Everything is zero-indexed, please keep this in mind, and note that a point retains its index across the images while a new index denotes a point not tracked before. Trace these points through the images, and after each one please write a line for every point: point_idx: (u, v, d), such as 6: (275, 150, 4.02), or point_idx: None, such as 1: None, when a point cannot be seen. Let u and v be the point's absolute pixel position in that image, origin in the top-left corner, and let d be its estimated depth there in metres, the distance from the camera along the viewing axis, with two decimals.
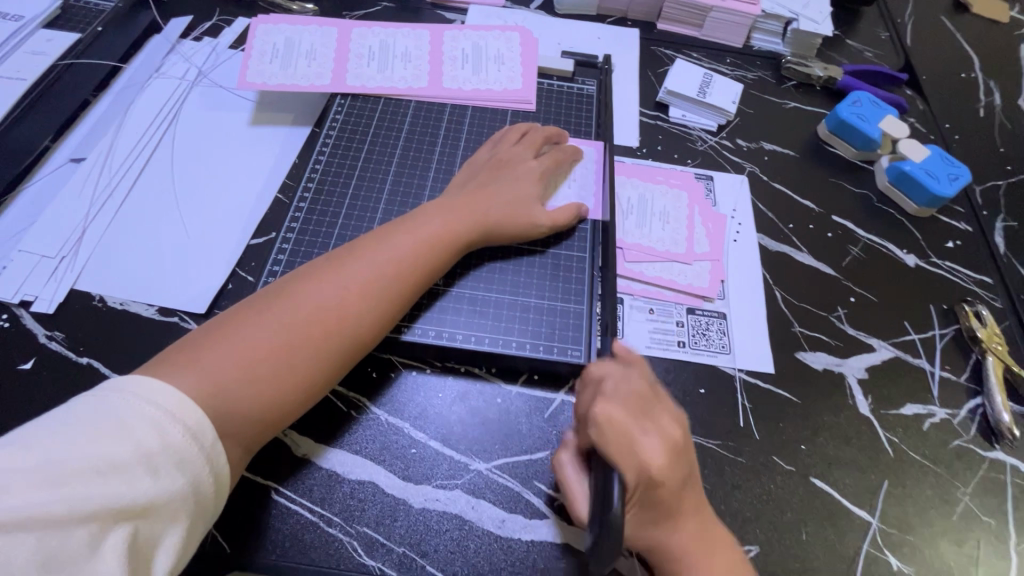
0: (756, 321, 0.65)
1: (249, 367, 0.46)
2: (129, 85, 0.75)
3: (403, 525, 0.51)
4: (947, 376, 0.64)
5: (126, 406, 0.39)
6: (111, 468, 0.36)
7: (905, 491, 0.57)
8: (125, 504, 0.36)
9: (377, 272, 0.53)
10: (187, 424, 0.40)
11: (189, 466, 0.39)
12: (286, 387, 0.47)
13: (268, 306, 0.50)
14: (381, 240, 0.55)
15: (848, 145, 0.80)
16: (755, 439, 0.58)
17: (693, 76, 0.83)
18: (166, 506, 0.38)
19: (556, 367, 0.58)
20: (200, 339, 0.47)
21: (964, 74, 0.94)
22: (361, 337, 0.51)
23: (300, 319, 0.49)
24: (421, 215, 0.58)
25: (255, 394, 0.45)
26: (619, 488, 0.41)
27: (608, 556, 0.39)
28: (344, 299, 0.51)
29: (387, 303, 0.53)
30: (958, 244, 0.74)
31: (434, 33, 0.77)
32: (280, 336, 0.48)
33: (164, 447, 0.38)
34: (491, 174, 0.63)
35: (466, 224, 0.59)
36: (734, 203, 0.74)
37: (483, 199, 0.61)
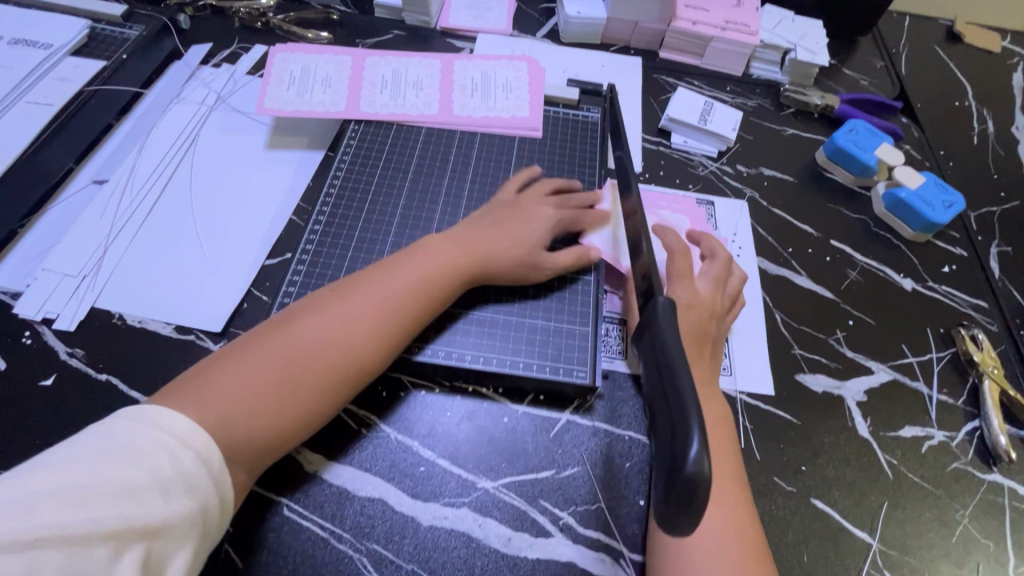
0: (757, 343, 0.66)
1: (252, 402, 0.47)
2: (150, 110, 0.77)
3: (412, 542, 0.52)
4: (944, 399, 0.65)
5: (142, 432, 0.41)
6: (127, 490, 0.38)
7: (904, 513, 0.58)
8: (143, 526, 0.38)
9: (381, 311, 0.54)
10: (198, 450, 0.42)
11: (199, 489, 0.41)
12: (290, 419, 0.48)
13: (272, 341, 0.50)
14: (384, 277, 0.56)
15: (846, 171, 0.82)
16: (756, 459, 0.59)
17: (694, 104, 0.86)
18: (180, 527, 0.39)
19: (562, 388, 0.59)
20: (203, 370, 0.48)
21: (958, 102, 0.97)
22: (360, 371, 0.52)
23: (302, 355, 0.50)
24: (425, 246, 0.59)
25: (258, 425, 0.47)
26: (700, 445, 0.34)
27: (699, 500, 0.33)
28: (347, 338, 0.51)
29: (388, 343, 0.53)
30: (954, 269, 0.76)
31: (445, 63, 0.80)
32: (280, 371, 0.49)
33: (177, 471, 0.40)
34: (507, 215, 0.64)
35: (468, 265, 0.59)
36: (734, 227, 0.76)
37: (489, 229, 0.62)
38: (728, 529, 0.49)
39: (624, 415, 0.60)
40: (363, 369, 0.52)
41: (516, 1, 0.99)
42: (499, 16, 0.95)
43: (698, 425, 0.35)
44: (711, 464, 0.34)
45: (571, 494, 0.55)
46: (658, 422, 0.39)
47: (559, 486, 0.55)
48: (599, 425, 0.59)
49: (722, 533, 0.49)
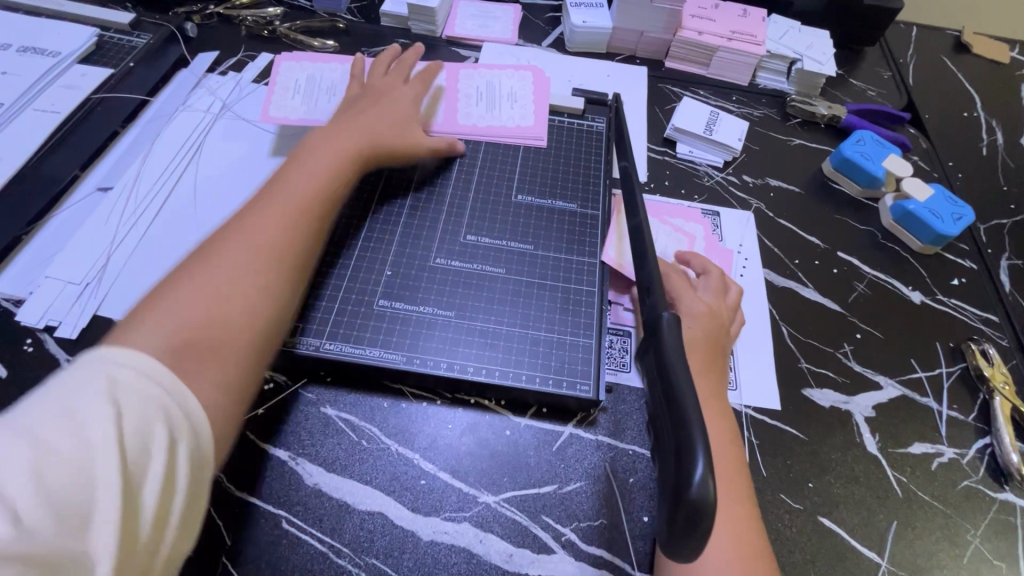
0: (763, 357, 0.65)
1: (189, 301, 0.46)
2: (156, 117, 0.78)
3: (411, 557, 0.51)
4: (954, 415, 0.64)
5: (76, 367, 0.37)
6: (74, 414, 0.34)
7: (914, 531, 0.57)
8: (105, 439, 0.34)
9: (286, 195, 0.56)
10: (140, 365, 0.38)
11: (156, 397, 0.37)
12: (236, 301, 0.48)
13: (193, 260, 0.50)
14: (284, 175, 0.59)
15: (853, 183, 0.82)
16: (762, 475, 0.58)
17: (699, 114, 0.85)
18: (150, 433, 0.36)
19: (565, 401, 0.59)
20: (129, 319, 0.45)
21: (967, 113, 0.96)
22: (291, 245, 0.53)
23: (225, 251, 0.50)
24: (315, 147, 0.62)
25: (210, 321, 0.45)
26: (705, 466, 0.33)
27: (704, 526, 0.33)
28: (266, 223, 0.53)
29: (305, 213, 0.55)
30: (963, 282, 0.75)
31: (450, 72, 0.80)
32: (208, 269, 0.48)
33: (123, 383, 0.36)
34: (356, 111, 0.68)
35: (354, 145, 0.64)
36: (740, 238, 0.75)
37: (365, 124, 0.66)
38: (735, 548, 0.48)
39: (628, 429, 0.59)
40: (292, 240, 0.53)
41: (521, 10, 0.99)
42: (504, 26, 0.95)
43: (703, 448, 0.34)
44: (716, 489, 0.33)
45: (573, 510, 0.54)
46: (663, 442, 0.38)
47: (562, 501, 0.55)
48: (602, 439, 0.58)
49: (728, 552, 0.48)
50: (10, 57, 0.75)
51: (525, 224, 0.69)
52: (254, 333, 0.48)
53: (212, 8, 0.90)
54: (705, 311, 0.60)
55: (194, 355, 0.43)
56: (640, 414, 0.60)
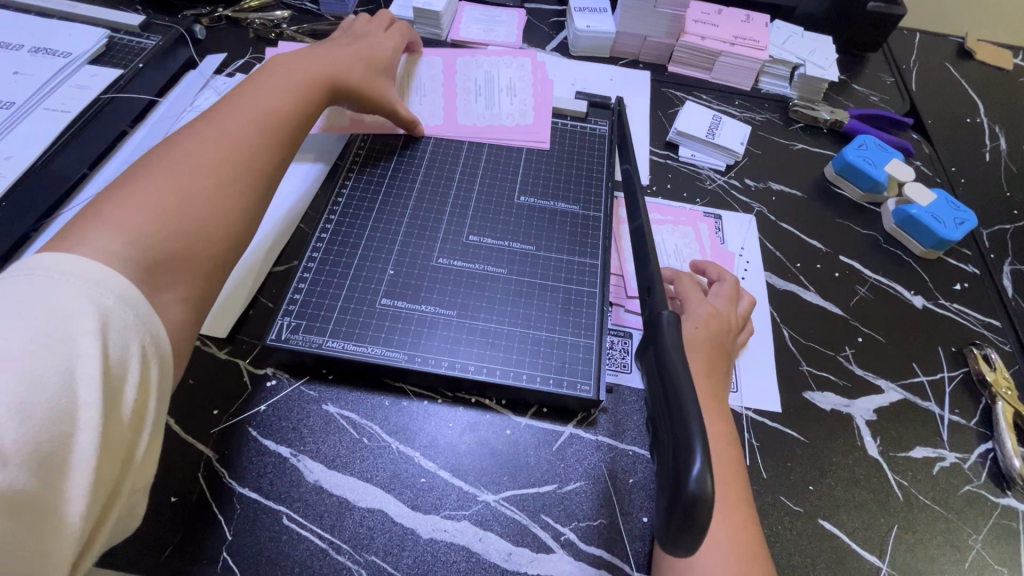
0: (764, 360, 0.65)
1: (156, 205, 0.44)
2: (164, 117, 0.79)
3: (411, 554, 0.51)
4: (956, 419, 0.64)
5: (45, 283, 0.36)
6: (49, 340, 0.33)
7: (915, 536, 0.56)
8: (84, 369, 0.34)
9: (256, 114, 0.55)
10: (118, 290, 0.38)
11: (133, 331, 0.37)
12: (212, 213, 0.48)
13: (153, 166, 0.47)
14: (249, 93, 0.57)
15: (855, 187, 0.82)
16: (763, 477, 0.58)
17: (702, 118, 0.86)
18: (126, 371, 0.36)
19: (565, 401, 0.59)
20: (75, 219, 0.42)
21: (970, 119, 0.96)
22: (262, 168, 0.53)
23: (193, 161, 0.48)
24: (283, 70, 0.61)
25: (180, 228, 0.45)
26: (703, 461, 0.34)
27: (701, 521, 0.33)
28: (232, 141, 0.52)
29: (273, 133, 0.55)
30: (966, 287, 0.75)
31: (447, 60, 0.83)
32: (176, 175, 0.47)
33: (101, 312, 0.36)
34: (310, 53, 0.66)
35: (318, 76, 0.63)
36: (742, 241, 0.76)
37: (340, 58, 0.67)
38: (733, 549, 0.48)
39: (628, 430, 0.59)
40: (264, 162, 0.53)
41: (526, 15, 1.00)
42: (509, 30, 0.96)
43: (700, 444, 0.35)
44: (713, 485, 0.34)
45: (573, 509, 0.54)
46: (661, 438, 0.38)
47: (561, 500, 0.55)
48: (603, 439, 0.58)
49: (728, 554, 0.48)
50: (21, 57, 0.75)
51: (527, 225, 0.69)
52: (220, 248, 0.48)
53: (220, 11, 0.91)
54: (711, 314, 0.60)
55: (166, 265, 0.43)
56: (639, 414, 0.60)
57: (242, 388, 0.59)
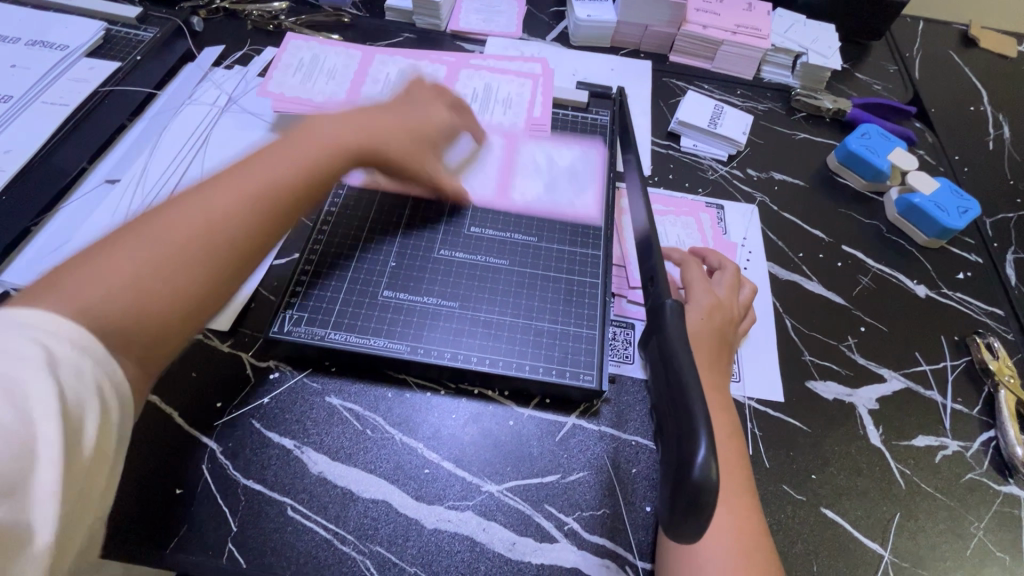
0: (767, 350, 0.65)
1: (112, 274, 0.41)
2: (162, 111, 0.78)
3: (415, 545, 0.51)
4: (959, 408, 0.64)
5: (0, 330, 0.35)
6: (1, 380, 0.33)
7: (917, 524, 0.57)
8: (37, 406, 0.33)
9: (257, 175, 0.50)
10: (74, 336, 0.37)
11: (92, 368, 0.37)
12: (170, 288, 0.43)
13: (129, 227, 0.45)
14: (274, 154, 0.53)
15: (858, 176, 0.81)
16: (765, 466, 0.58)
17: (704, 107, 0.85)
18: (84, 404, 0.36)
19: (569, 391, 0.59)
20: (58, 272, 0.42)
21: (973, 107, 0.95)
22: (242, 234, 0.48)
23: (164, 228, 0.45)
24: (325, 130, 0.56)
25: (140, 308, 0.42)
26: (708, 448, 0.34)
27: (706, 508, 0.33)
28: (231, 208, 0.48)
29: (278, 203, 0.50)
30: (969, 276, 0.75)
31: (510, 141, 0.76)
32: (144, 243, 0.44)
33: (50, 351, 0.35)
34: (363, 113, 0.61)
35: (347, 142, 0.57)
36: (745, 231, 0.75)
37: (385, 119, 0.61)
38: (736, 538, 0.48)
39: (631, 420, 0.59)
40: (245, 234, 0.48)
41: (526, 5, 0.99)
42: (508, 20, 0.95)
43: (705, 432, 0.34)
44: (718, 471, 0.33)
45: (576, 499, 0.54)
46: (665, 426, 0.38)
47: (565, 490, 0.55)
48: (605, 429, 0.59)
49: (731, 542, 0.48)
50: (18, 50, 0.75)
51: (528, 217, 0.69)
52: (180, 328, 0.44)
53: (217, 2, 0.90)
54: (714, 304, 0.59)
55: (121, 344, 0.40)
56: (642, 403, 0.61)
57: (245, 381, 0.59)
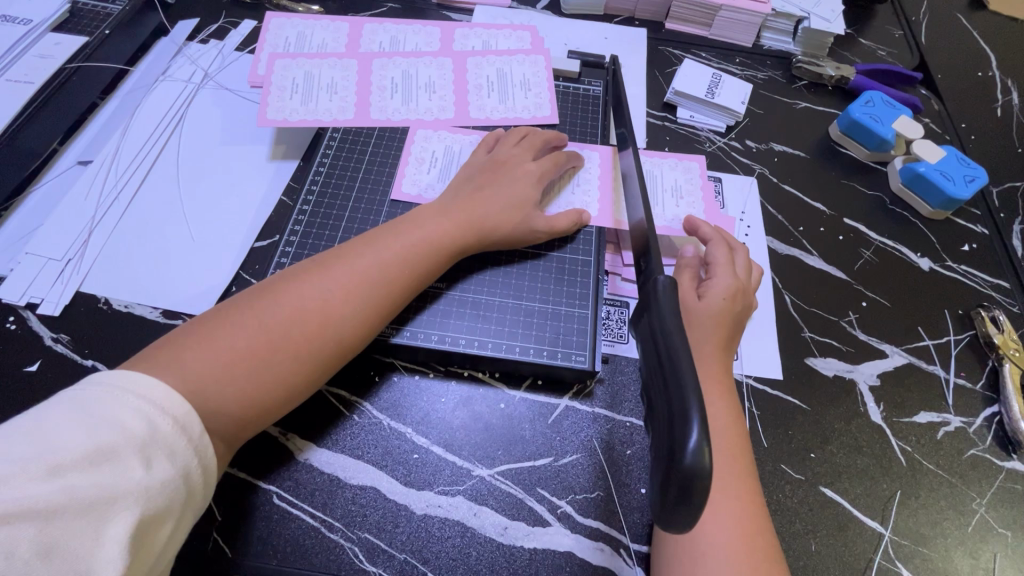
0: (765, 327, 0.63)
1: (229, 365, 0.45)
2: (135, 89, 0.75)
3: (405, 531, 0.50)
4: (962, 383, 0.62)
5: (110, 399, 0.39)
6: (103, 456, 0.36)
7: (918, 501, 0.55)
8: (125, 491, 0.36)
9: (374, 270, 0.53)
10: (176, 416, 0.40)
11: (180, 457, 0.39)
12: (274, 388, 0.47)
13: (251, 305, 0.49)
14: (373, 240, 0.55)
15: (861, 146, 0.78)
16: (763, 445, 0.57)
17: (701, 76, 0.82)
18: (166, 497, 0.38)
19: (561, 372, 0.57)
20: (178, 336, 0.46)
21: (981, 73, 0.92)
22: (349, 336, 0.51)
23: (283, 323, 0.48)
24: (423, 217, 0.57)
25: (234, 400, 0.45)
26: (701, 432, 0.32)
27: (698, 494, 0.31)
28: (328, 299, 0.50)
29: (372, 300, 0.52)
30: (974, 247, 0.73)
31: (604, 157, 0.69)
32: (260, 336, 0.47)
33: (154, 436, 0.38)
34: (490, 176, 0.62)
35: (460, 235, 0.57)
36: (743, 205, 0.73)
37: (482, 202, 0.60)
38: (734, 520, 0.47)
39: (625, 400, 0.58)
40: (339, 333, 0.50)
41: None
42: None
43: (698, 416, 0.33)
44: (711, 457, 0.32)
45: (569, 482, 0.53)
46: (656, 409, 0.36)
47: (557, 473, 0.53)
48: (599, 411, 0.57)
49: (726, 524, 0.46)
50: None
51: None
52: (262, 416, 0.47)
53: None
54: (733, 288, 0.56)
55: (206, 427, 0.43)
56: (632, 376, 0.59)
57: None
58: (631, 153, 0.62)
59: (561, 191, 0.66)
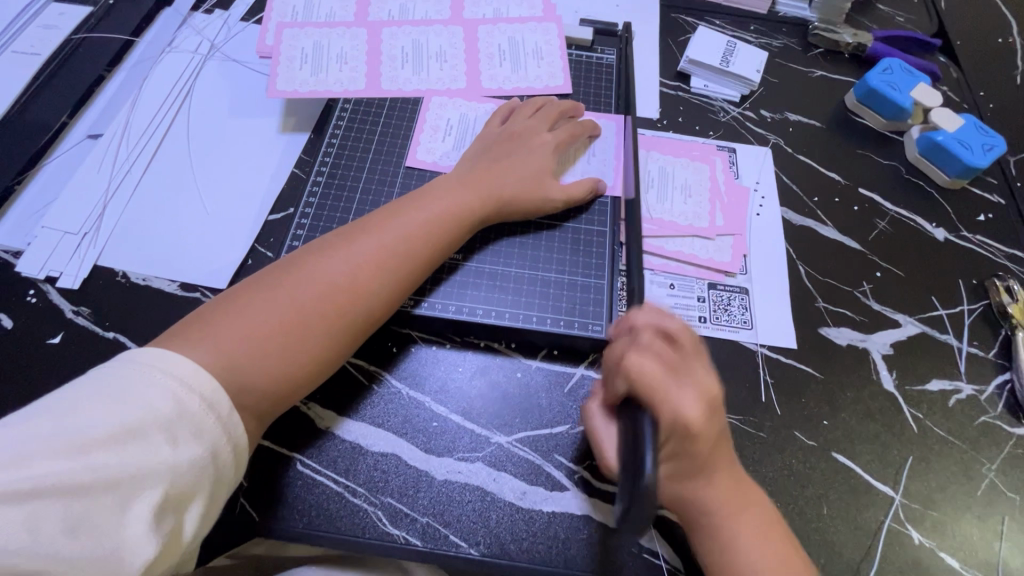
0: (779, 298, 0.64)
1: (260, 340, 0.46)
2: (143, 59, 0.74)
3: (426, 495, 0.51)
4: (974, 351, 0.63)
5: (140, 377, 0.39)
6: (130, 435, 0.37)
7: (929, 466, 0.56)
8: (149, 470, 0.37)
9: (398, 245, 0.53)
10: (204, 394, 0.41)
11: (208, 435, 0.40)
12: (305, 363, 0.47)
13: (276, 283, 0.49)
14: (391, 213, 0.55)
15: (877, 115, 0.77)
16: (776, 413, 0.57)
17: (716, 44, 0.80)
18: (194, 477, 0.38)
19: (577, 342, 0.58)
20: (204, 314, 0.47)
21: (1001, 39, 0.90)
22: (376, 311, 0.51)
23: (310, 298, 0.48)
24: (439, 189, 0.57)
25: (268, 374, 0.45)
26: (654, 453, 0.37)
27: (641, 511, 0.37)
28: (351, 273, 0.50)
29: (394, 272, 0.52)
30: (990, 217, 0.72)
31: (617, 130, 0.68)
32: (289, 312, 0.47)
33: (180, 416, 0.39)
34: (505, 146, 0.62)
35: (478, 207, 0.57)
36: (757, 175, 0.72)
37: (498, 174, 0.59)
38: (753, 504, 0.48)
39: None
40: (364, 306, 0.50)
41: None
42: None
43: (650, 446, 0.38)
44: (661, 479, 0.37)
45: (586, 448, 0.54)
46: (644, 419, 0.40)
47: (574, 440, 0.54)
48: None
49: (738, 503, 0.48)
50: None
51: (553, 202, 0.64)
52: (297, 388, 0.48)
53: None
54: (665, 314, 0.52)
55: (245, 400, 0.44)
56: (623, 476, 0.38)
57: None
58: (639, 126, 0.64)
59: (575, 161, 0.65)
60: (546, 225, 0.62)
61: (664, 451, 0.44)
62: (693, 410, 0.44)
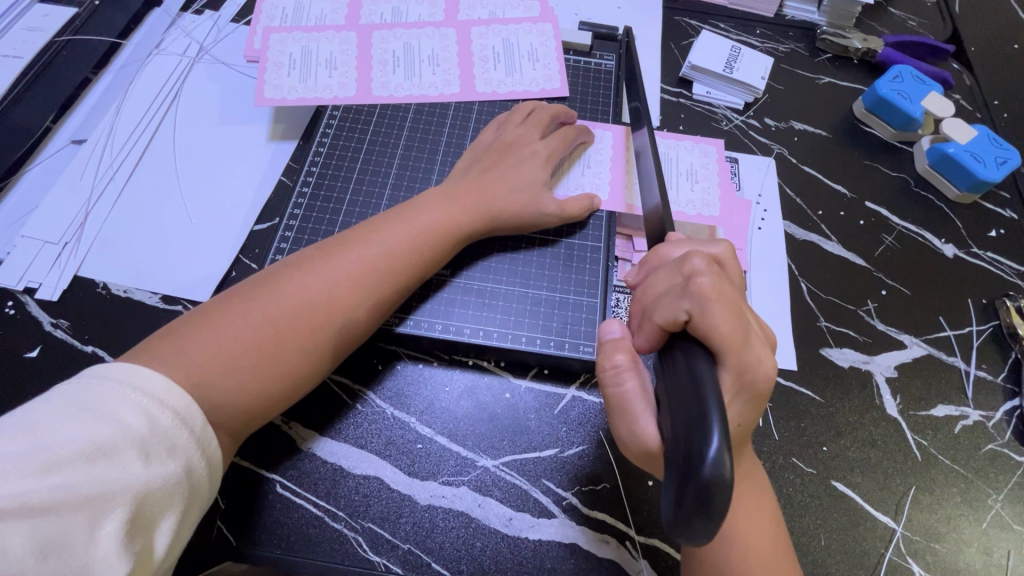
0: (780, 317, 0.62)
1: (233, 358, 0.44)
2: (129, 63, 0.72)
3: (409, 521, 0.50)
4: (983, 375, 0.60)
5: (110, 394, 0.38)
6: (100, 453, 0.35)
7: (933, 496, 0.54)
8: (124, 488, 0.35)
9: (379, 259, 0.51)
10: (177, 409, 0.39)
11: (181, 450, 0.38)
12: (279, 378, 0.46)
13: (252, 297, 0.47)
14: (375, 225, 0.53)
15: (886, 125, 0.75)
16: (774, 439, 0.55)
17: (720, 49, 0.77)
18: (168, 493, 0.37)
19: (568, 363, 0.56)
20: (176, 328, 0.45)
21: (1017, 45, 0.86)
22: (355, 326, 0.49)
23: (285, 315, 0.47)
24: (423, 201, 0.55)
25: (241, 393, 0.44)
26: (720, 442, 0.31)
27: (717, 506, 0.30)
28: (330, 289, 0.49)
29: (378, 288, 0.50)
30: (1002, 233, 0.69)
31: (618, 137, 0.66)
32: (264, 329, 0.46)
33: (152, 432, 0.37)
34: (496, 157, 0.60)
35: (467, 220, 0.55)
36: (760, 187, 0.70)
37: (487, 186, 0.57)
38: (778, 542, 0.44)
39: None
40: (343, 322, 0.49)
41: None
42: None
43: (718, 422, 0.32)
44: (731, 466, 0.31)
45: (575, 473, 0.52)
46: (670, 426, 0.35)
47: (563, 465, 0.53)
48: None
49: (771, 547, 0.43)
50: None
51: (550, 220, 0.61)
52: (270, 407, 0.46)
53: None
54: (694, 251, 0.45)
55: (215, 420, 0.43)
56: (674, 474, 0.32)
57: None
58: (648, 134, 0.60)
59: (569, 170, 0.63)
60: (538, 239, 0.60)
61: (735, 402, 0.38)
62: (765, 362, 0.38)
